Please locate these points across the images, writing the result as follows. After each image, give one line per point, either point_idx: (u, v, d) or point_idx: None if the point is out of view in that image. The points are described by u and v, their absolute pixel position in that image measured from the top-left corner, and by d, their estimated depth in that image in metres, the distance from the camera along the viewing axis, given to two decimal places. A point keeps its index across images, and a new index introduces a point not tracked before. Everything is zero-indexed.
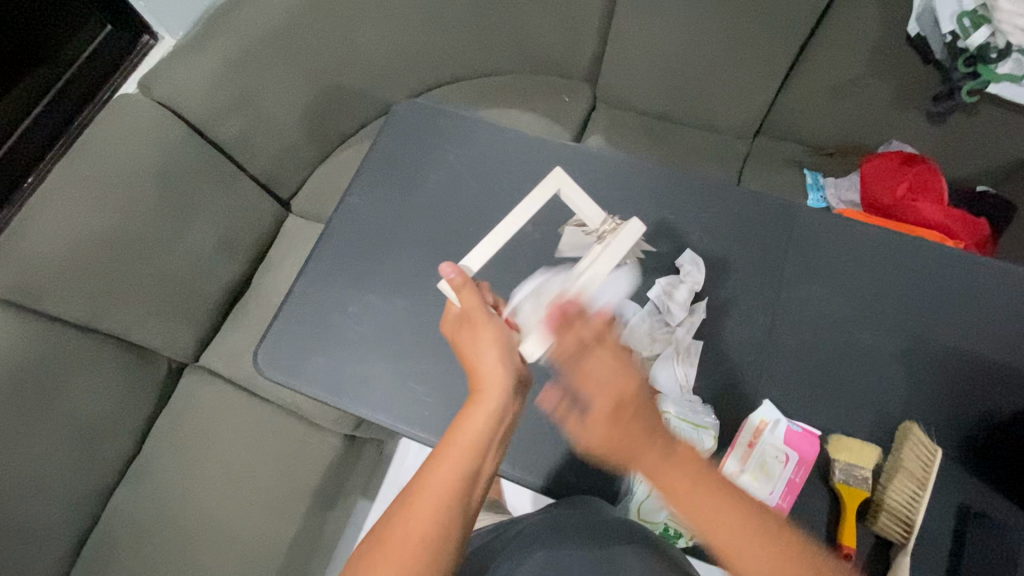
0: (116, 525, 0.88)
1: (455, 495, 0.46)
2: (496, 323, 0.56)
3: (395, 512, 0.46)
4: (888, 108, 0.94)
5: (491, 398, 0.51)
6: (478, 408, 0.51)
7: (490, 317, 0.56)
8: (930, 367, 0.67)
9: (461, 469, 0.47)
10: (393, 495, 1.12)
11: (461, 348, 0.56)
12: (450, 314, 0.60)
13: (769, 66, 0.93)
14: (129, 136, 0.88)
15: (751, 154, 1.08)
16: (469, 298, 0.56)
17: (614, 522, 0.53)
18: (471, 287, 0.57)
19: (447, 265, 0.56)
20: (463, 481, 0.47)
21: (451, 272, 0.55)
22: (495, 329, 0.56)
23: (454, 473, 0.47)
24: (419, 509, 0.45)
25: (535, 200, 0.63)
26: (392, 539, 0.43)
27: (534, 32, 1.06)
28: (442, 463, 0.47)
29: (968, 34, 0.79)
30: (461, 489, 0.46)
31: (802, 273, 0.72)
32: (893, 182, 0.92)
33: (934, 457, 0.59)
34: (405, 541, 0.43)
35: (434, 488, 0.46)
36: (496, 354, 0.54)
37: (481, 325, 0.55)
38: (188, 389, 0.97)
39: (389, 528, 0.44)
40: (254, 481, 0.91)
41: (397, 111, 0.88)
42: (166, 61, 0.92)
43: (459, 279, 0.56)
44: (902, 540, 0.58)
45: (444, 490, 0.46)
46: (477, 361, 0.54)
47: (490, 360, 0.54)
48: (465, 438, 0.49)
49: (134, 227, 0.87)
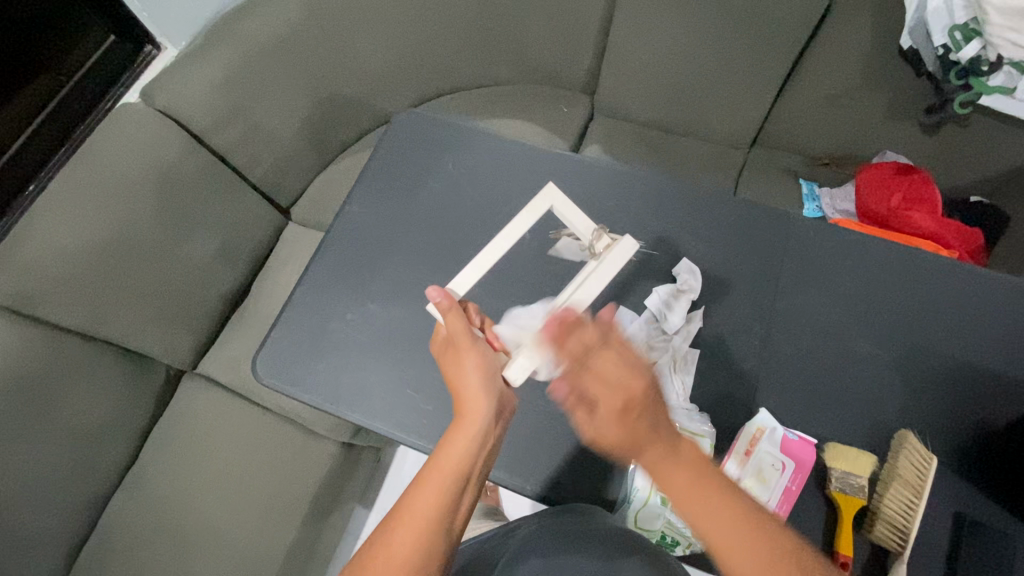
0: (111, 532, 0.87)
1: (439, 518, 0.45)
2: (481, 346, 0.56)
3: (381, 532, 0.45)
4: (881, 119, 0.95)
5: (474, 422, 0.51)
6: (462, 431, 0.51)
7: (475, 340, 0.56)
8: (923, 375, 0.67)
9: (445, 491, 0.46)
10: (390, 503, 1.11)
11: (447, 372, 0.56)
12: (437, 336, 0.61)
13: (764, 77, 0.94)
14: (129, 144, 0.88)
15: (747, 163, 1.09)
16: (454, 321, 0.57)
17: (611, 530, 0.53)
18: (457, 311, 0.57)
19: (433, 289, 0.58)
20: (446, 503, 0.46)
21: (438, 296, 0.57)
22: (480, 352, 0.56)
23: (438, 495, 0.46)
24: (403, 531, 0.44)
25: (528, 218, 0.63)
26: (377, 559, 0.43)
27: (532, 42, 1.07)
28: (426, 485, 0.47)
29: (959, 46, 0.79)
30: (445, 511, 0.46)
31: (797, 282, 0.73)
32: (887, 192, 0.93)
33: (930, 466, 0.59)
34: (389, 564, 0.43)
35: (418, 510, 0.45)
36: (479, 378, 0.54)
37: (465, 349, 0.56)
38: (186, 396, 0.97)
39: (373, 551, 0.44)
40: (250, 488, 0.91)
41: (396, 121, 0.89)
42: (168, 70, 0.93)
43: (446, 303, 0.57)
44: (899, 549, 0.58)
45: (428, 513, 0.45)
46: (461, 385, 0.54)
47: (474, 384, 0.54)
48: (449, 458, 0.48)
49: (134, 234, 0.88)
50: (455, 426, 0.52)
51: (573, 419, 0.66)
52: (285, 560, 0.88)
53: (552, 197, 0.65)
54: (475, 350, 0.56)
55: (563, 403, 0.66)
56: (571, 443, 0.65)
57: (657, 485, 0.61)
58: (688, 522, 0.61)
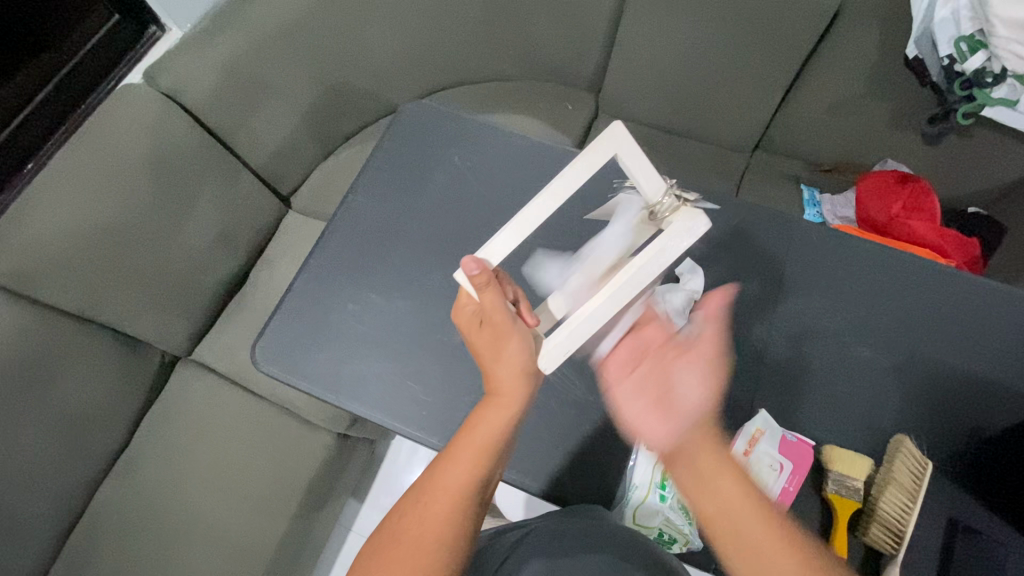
0: (103, 516, 0.87)
1: (466, 501, 0.47)
2: (522, 329, 0.51)
3: (407, 509, 0.47)
4: (885, 127, 0.96)
5: (509, 404, 0.50)
6: (496, 412, 0.50)
7: (516, 323, 0.50)
8: (922, 382, 0.68)
9: (473, 476, 0.47)
10: (384, 496, 1.11)
11: (480, 350, 0.51)
12: (464, 303, 0.53)
13: (769, 82, 0.95)
14: (131, 126, 0.87)
15: (749, 167, 1.09)
16: (490, 297, 0.49)
17: (619, 541, 0.53)
18: (494, 286, 0.49)
19: (469, 259, 0.47)
20: (475, 484, 0.47)
21: (476, 268, 0.47)
22: (521, 337, 0.50)
23: (465, 479, 0.47)
24: (434, 507, 0.46)
25: (581, 167, 0.49)
26: (406, 539, 0.45)
27: (540, 38, 1.07)
28: (453, 466, 0.47)
29: (965, 58, 0.80)
30: (472, 493, 0.47)
31: (800, 285, 0.73)
32: (887, 201, 0.94)
33: (925, 470, 0.60)
34: (419, 539, 0.45)
35: (444, 490, 0.47)
36: (519, 367, 0.50)
37: (506, 332, 0.50)
38: (181, 382, 0.96)
39: (400, 528, 0.46)
40: (243, 477, 0.90)
41: (403, 112, 0.88)
42: (172, 53, 0.92)
43: (483, 277, 0.48)
44: (892, 551, 0.59)
45: (456, 495, 0.46)
46: (496, 365, 0.50)
47: (511, 367, 0.50)
48: (482, 441, 0.48)
49: (133, 217, 0.87)
50: (485, 405, 0.51)
51: (574, 415, 0.66)
52: (277, 550, 0.87)
53: (619, 143, 0.49)
54: (517, 335, 0.51)
55: (565, 400, 0.66)
56: (572, 440, 0.65)
57: (657, 481, 0.61)
58: (687, 521, 0.61)
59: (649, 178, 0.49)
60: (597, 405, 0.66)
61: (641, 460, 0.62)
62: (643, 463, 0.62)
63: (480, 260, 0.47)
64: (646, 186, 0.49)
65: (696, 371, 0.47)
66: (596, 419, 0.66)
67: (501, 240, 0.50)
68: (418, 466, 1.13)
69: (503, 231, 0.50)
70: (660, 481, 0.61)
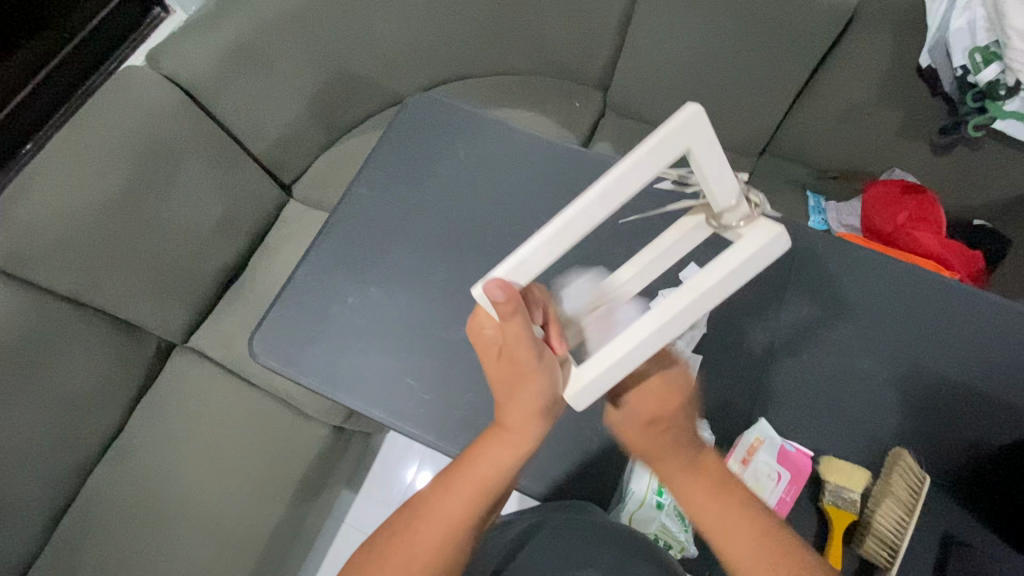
0: (96, 501, 0.87)
1: (463, 531, 0.46)
2: (546, 366, 0.45)
3: (399, 529, 0.46)
4: (895, 135, 0.96)
5: (518, 442, 0.47)
6: (503, 447, 0.47)
7: (539, 359, 0.45)
8: (922, 396, 0.67)
9: (469, 508, 0.46)
10: (378, 488, 1.11)
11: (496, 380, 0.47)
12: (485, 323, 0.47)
13: (779, 86, 0.94)
14: (133, 110, 0.86)
15: (756, 171, 1.09)
16: (514, 326, 0.42)
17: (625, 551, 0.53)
18: (521, 312, 0.42)
19: (494, 284, 0.40)
20: (473, 515, 0.46)
21: (502, 296, 0.40)
22: (544, 378, 0.45)
23: (463, 510, 0.46)
24: (428, 531, 0.45)
25: (641, 171, 0.37)
26: (396, 558, 0.45)
27: (550, 33, 1.06)
28: (453, 494, 0.46)
29: (978, 69, 0.79)
30: (467, 525, 0.46)
31: (805, 294, 0.72)
32: (894, 210, 0.93)
33: (922, 485, 0.60)
34: (411, 562, 0.44)
35: (438, 518, 0.45)
36: (535, 409, 0.46)
37: (527, 373, 0.45)
38: (177, 369, 0.96)
39: (390, 548, 0.45)
40: (237, 466, 0.89)
41: (409, 104, 0.87)
42: (175, 35, 0.91)
43: (511, 304, 0.40)
44: (887, 564, 0.58)
45: (450, 525, 0.45)
46: (511, 401, 0.47)
47: (526, 408, 0.46)
48: (484, 475, 0.47)
49: (132, 202, 0.86)
50: (494, 435, 0.48)
51: (574, 419, 0.65)
52: (269, 540, 0.87)
53: (693, 138, 0.36)
54: (538, 373, 0.45)
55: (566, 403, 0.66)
56: (571, 443, 0.64)
57: (655, 488, 0.61)
58: (683, 527, 0.61)
59: (723, 181, 0.38)
60: (598, 409, 0.66)
61: (640, 467, 0.62)
62: (641, 469, 0.62)
63: (506, 285, 0.40)
64: (714, 194, 0.38)
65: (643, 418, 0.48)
66: (596, 423, 0.65)
67: (535, 254, 0.40)
68: (413, 460, 1.13)
69: (530, 247, 0.40)
70: (658, 488, 0.61)
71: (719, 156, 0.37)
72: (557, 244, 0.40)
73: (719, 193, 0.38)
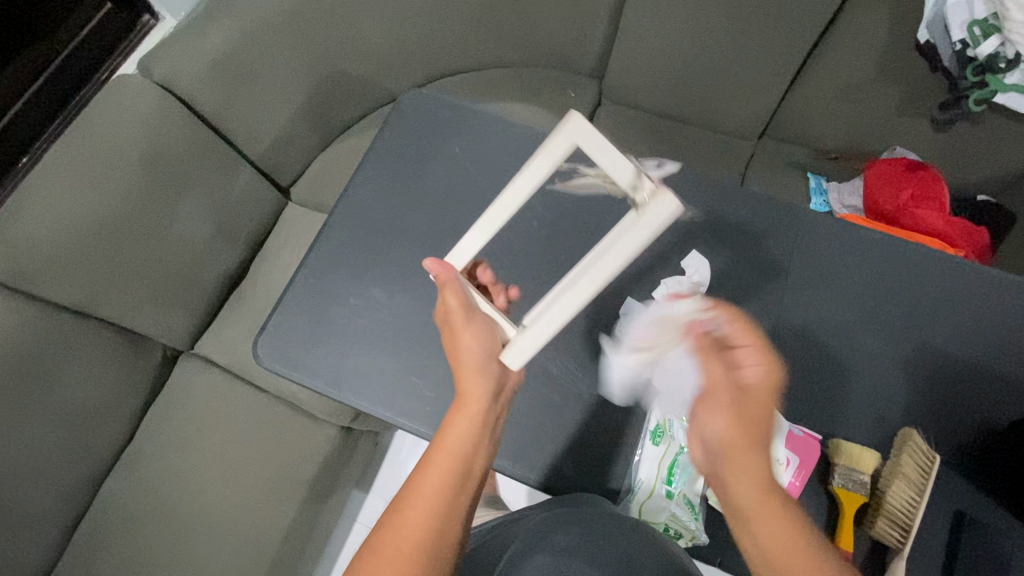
0: (108, 510, 0.87)
1: (444, 502, 0.48)
2: (472, 326, 0.55)
3: (390, 516, 0.47)
4: (894, 113, 0.95)
5: (473, 405, 0.53)
6: (461, 415, 0.52)
7: (467, 318, 0.55)
8: (928, 376, 0.67)
9: (452, 478, 0.48)
10: (388, 486, 1.12)
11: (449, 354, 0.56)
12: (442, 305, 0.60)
13: (777, 67, 0.93)
14: (128, 118, 0.86)
15: (756, 155, 1.07)
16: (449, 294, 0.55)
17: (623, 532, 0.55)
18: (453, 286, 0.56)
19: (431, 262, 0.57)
20: (449, 488, 0.48)
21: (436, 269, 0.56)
22: (472, 329, 0.55)
23: (441, 481, 0.48)
24: (413, 510, 0.47)
25: (542, 164, 0.51)
26: (387, 546, 0.45)
27: (541, 25, 1.05)
28: (429, 469, 0.49)
29: (977, 42, 0.80)
30: (451, 491, 0.48)
31: (807, 277, 0.72)
32: (897, 188, 0.92)
33: (932, 465, 0.60)
34: (400, 543, 0.45)
35: (422, 490, 0.48)
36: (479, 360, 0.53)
37: (460, 327, 0.55)
38: (183, 376, 0.96)
39: (385, 535, 0.46)
40: (247, 469, 0.90)
41: (402, 102, 0.87)
42: (166, 41, 0.90)
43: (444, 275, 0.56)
44: (898, 544, 0.59)
45: (430, 497, 0.47)
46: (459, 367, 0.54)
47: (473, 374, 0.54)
48: (453, 446, 0.50)
49: (129, 211, 0.85)
50: (454, 411, 0.53)
51: (578, 412, 0.66)
52: (282, 541, 0.87)
53: (577, 135, 0.49)
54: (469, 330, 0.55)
55: (568, 395, 0.66)
56: (575, 435, 0.65)
57: (663, 477, 0.61)
58: (694, 517, 0.60)
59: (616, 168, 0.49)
60: (600, 400, 0.66)
61: (646, 456, 0.62)
62: (648, 458, 0.62)
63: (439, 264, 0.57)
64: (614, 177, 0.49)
65: (740, 375, 0.49)
66: (599, 414, 0.65)
67: (468, 243, 0.57)
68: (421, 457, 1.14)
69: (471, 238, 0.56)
70: (666, 477, 0.61)
71: (602, 147, 0.49)
72: (483, 229, 0.56)
73: (618, 175, 0.49)
